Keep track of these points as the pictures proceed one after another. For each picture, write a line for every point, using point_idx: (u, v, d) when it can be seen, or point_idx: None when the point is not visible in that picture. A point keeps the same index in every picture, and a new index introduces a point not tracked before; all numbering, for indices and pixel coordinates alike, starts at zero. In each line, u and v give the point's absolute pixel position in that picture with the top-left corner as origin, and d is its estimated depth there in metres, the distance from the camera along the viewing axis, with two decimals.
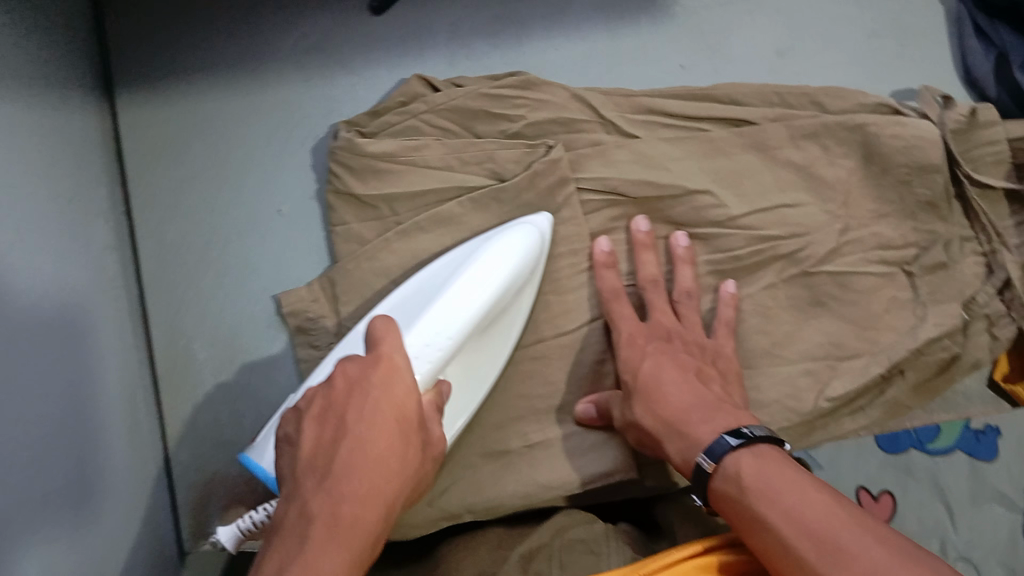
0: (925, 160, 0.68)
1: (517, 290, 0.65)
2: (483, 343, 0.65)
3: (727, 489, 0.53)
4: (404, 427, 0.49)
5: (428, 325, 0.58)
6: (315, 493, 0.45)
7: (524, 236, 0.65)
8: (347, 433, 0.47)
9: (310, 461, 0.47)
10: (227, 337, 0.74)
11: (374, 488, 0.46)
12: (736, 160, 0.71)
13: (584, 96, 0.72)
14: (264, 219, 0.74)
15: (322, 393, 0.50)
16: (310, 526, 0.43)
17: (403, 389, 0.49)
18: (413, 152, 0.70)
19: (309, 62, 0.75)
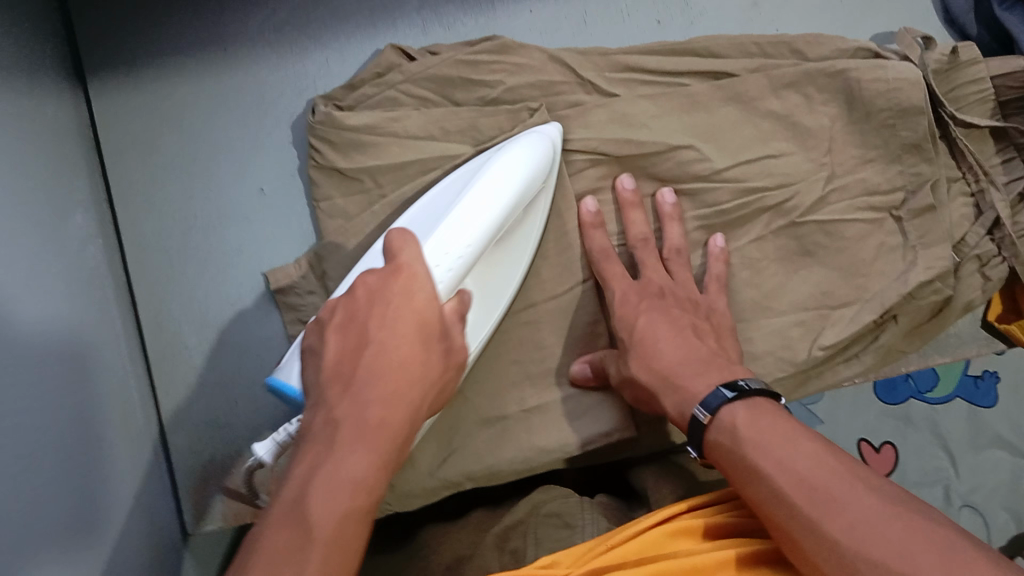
0: (911, 102, 0.67)
1: (529, 203, 0.64)
2: (499, 255, 0.63)
3: (722, 441, 0.52)
4: (426, 335, 0.49)
5: (448, 232, 0.55)
6: (341, 401, 0.45)
7: (532, 146, 0.64)
8: (366, 337, 0.47)
9: (333, 367, 0.47)
10: (221, 321, 0.74)
11: (400, 395, 0.46)
12: (717, 114, 0.70)
13: (561, 57, 0.71)
14: (247, 199, 0.74)
15: (342, 303, 0.50)
16: (337, 427, 0.44)
17: (423, 296, 0.49)
18: (393, 122, 0.70)
19: (281, 39, 0.74)
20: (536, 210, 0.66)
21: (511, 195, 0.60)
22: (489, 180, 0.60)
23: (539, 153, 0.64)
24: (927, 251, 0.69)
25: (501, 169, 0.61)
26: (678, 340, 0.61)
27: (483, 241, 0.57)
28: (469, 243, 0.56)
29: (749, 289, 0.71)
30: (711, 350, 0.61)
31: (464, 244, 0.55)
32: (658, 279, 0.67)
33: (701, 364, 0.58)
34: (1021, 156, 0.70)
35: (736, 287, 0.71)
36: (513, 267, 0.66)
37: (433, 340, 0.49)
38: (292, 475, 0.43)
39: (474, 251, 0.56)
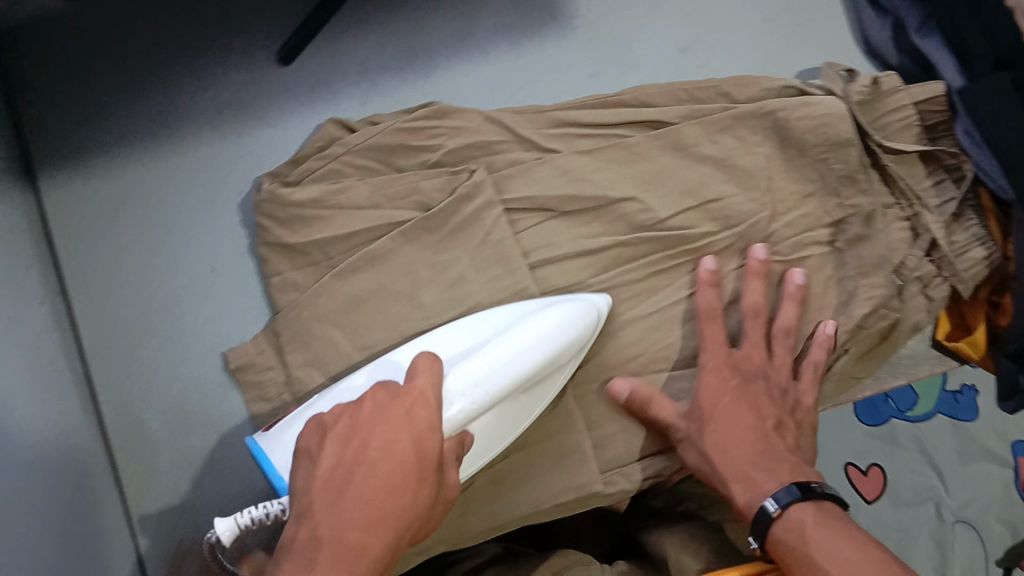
0: (839, 135, 0.68)
1: (557, 364, 0.65)
2: (523, 401, 0.64)
3: (786, 536, 0.55)
4: (421, 468, 0.49)
5: (470, 374, 0.59)
6: (319, 520, 0.47)
7: (574, 316, 0.65)
8: (363, 459, 0.49)
9: (324, 480, 0.49)
10: (181, 403, 0.74)
11: (381, 522, 0.47)
12: (656, 162, 0.72)
13: (497, 118, 0.73)
14: (199, 279, 0.74)
15: (349, 413, 0.52)
16: (318, 548, 0.46)
17: (424, 427, 0.50)
18: (337, 195, 0.71)
19: (223, 121, 0.75)
20: (569, 368, 0.67)
21: (537, 347, 0.62)
22: (516, 335, 0.63)
23: (580, 325, 0.65)
24: (864, 281, 0.70)
25: (534, 326, 0.63)
26: (757, 435, 0.63)
27: (502, 384, 0.60)
28: (492, 384, 0.59)
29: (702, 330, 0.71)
30: (784, 449, 0.63)
31: (487, 381, 0.59)
32: (752, 363, 0.68)
33: (775, 461, 0.61)
34: (952, 178, 0.68)
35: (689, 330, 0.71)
36: (535, 403, 0.65)
37: (425, 475, 0.49)
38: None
39: (494, 398, 0.60)
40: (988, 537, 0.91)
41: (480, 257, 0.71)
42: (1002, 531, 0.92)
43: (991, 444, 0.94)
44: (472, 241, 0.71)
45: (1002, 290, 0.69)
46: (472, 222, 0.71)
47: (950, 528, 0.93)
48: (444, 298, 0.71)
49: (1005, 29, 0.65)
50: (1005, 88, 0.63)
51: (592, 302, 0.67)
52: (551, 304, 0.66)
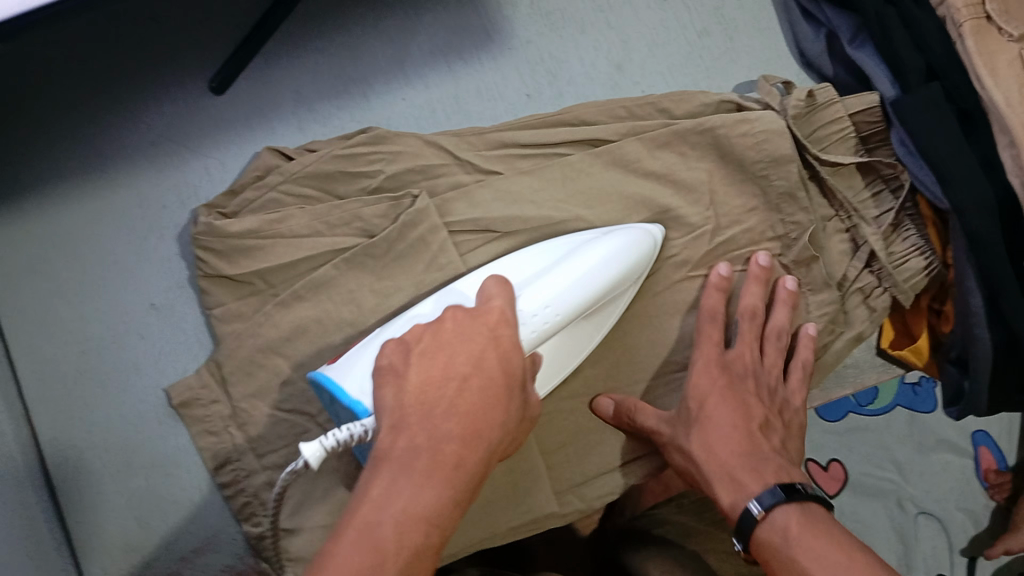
0: (779, 151, 0.69)
1: (619, 288, 0.66)
2: (584, 328, 0.65)
3: (771, 539, 0.55)
4: (509, 386, 0.50)
5: (539, 295, 0.61)
6: (417, 426, 0.46)
7: (634, 242, 0.66)
8: (454, 372, 0.49)
9: (415, 394, 0.48)
10: (125, 439, 0.72)
11: (473, 437, 0.47)
12: (598, 180, 0.71)
13: (437, 141, 0.72)
14: (139, 315, 0.73)
15: (429, 332, 0.52)
16: (418, 457, 0.45)
17: (508, 347, 0.52)
18: (277, 224, 0.70)
19: (159, 153, 0.74)
20: (627, 293, 0.68)
21: (597, 272, 0.63)
22: (575, 261, 0.63)
23: (638, 251, 0.66)
24: (815, 297, 0.71)
25: (600, 249, 0.65)
26: (743, 437, 0.62)
27: (575, 305, 0.62)
28: (567, 303, 0.62)
29: (653, 349, 0.71)
30: (772, 450, 0.62)
31: (562, 301, 0.61)
32: (742, 363, 0.67)
33: (761, 463, 0.60)
34: (889, 187, 0.70)
35: (634, 350, 0.71)
36: (594, 330, 0.66)
37: (510, 393, 0.50)
38: (368, 494, 0.43)
39: (561, 320, 0.61)
40: (952, 526, 0.93)
41: (425, 281, 0.70)
42: (964, 519, 0.94)
43: (948, 434, 0.95)
44: (416, 267, 0.70)
45: (943, 297, 0.71)
46: (417, 247, 0.70)
47: (914, 520, 0.93)
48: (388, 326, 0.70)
49: (935, 41, 0.65)
50: (937, 100, 0.63)
51: (644, 230, 0.68)
52: (611, 231, 0.67)
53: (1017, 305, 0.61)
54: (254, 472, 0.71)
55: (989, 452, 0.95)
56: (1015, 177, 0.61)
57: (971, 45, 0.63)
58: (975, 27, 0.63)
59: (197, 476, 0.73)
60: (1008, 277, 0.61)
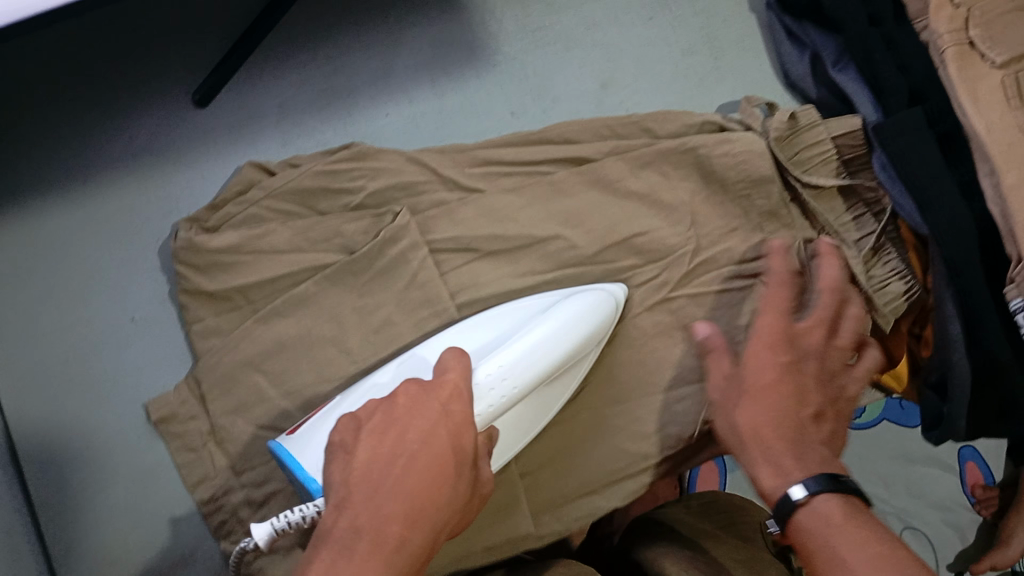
0: (759, 172, 0.69)
1: (579, 356, 0.65)
2: (545, 395, 0.65)
3: None
4: (460, 463, 0.49)
5: (494, 364, 0.60)
6: (359, 507, 0.46)
7: (595, 305, 0.66)
8: (402, 449, 0.48)
9: (362, 472, 0.47)
10: (103, 454, 0.72)
11: (420, 519, 0.46)
12: (580, 199, 0.71)
13: (420, 158, 0.72)
14: (119, 328, 0.73)
15: (383, 407, 0.51)
16: (356, 543, 0.44)
17: (462, 421, 0.50)
18: (258, 239, 0.71)
19: (140, 167, 0.74)
20: (592, 355, 0.67)
21: (556, 343, 0.63)
22: (536, 332, 0.63)
23: (599, 314, 0.66)
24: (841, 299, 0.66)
25: (560, 315, 0.64)
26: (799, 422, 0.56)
27: (532, 374, 0.61)
28: (523, 373, 0.61)
29: (632, 369, 0.71)
30: None
31: (515, 372, 0.61)
32: (812, 341, 0.53)
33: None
34: (871, 211, 0.70)
35: (614, 370, 0.71)
36: (557, 395, 0.66)
37: (460, 468, 0.49)
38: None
39: (518, 393, 0.61)
40: (938, 539, 0.92)
41: (407, 299, 0.70)
42: (951, 533, 0.92)
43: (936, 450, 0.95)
44: (397, 285, 0.70)
45: (923, 320, 0.71)
46: (398, 265, 0.70)
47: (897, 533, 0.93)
48: (369, 342, 0.70)
49: (918, 63, 0.65)
50: (919, 124, 0.63)
51: (608, 291, 0.67)
52: (574, 293, 0.66)
53: (992, 332, 0.62)
54: (232, 489, 0.70)
55: (976, 467, 0.93)
56: (993, 204, 0.61)
57: (954, 70, 0.62)
58: (958, 52, 0.63)
59: (177, 491, 0.72)
60: (984, 304, 0.62)
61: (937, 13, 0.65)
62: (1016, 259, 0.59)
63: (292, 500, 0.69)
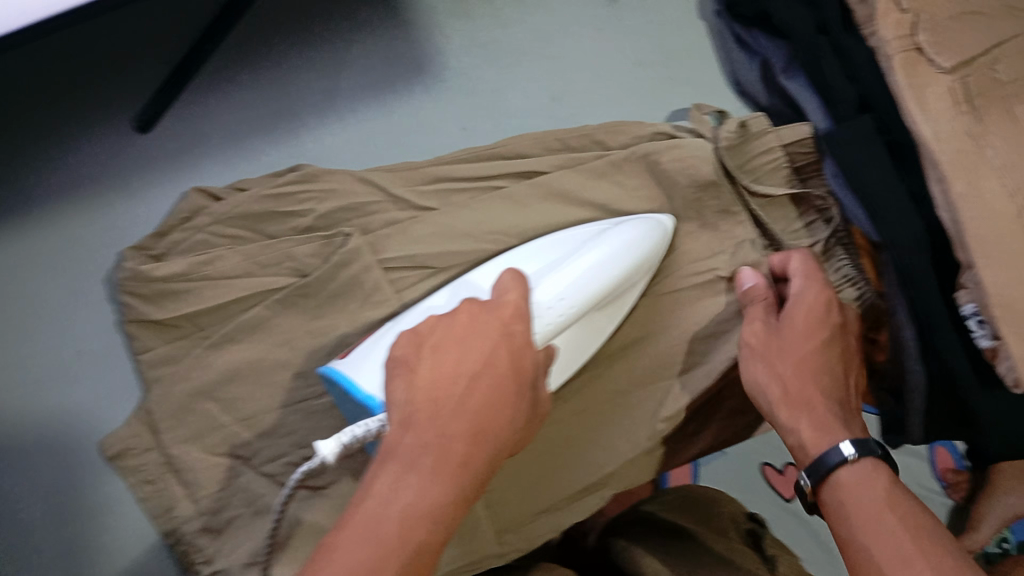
0: (707, 176, 0.68)
1: (629, 284, 0.64)
2: (593, 320, 0.63)
3: (844, 484, 0.51)
4: (519, 383, 0.48)
5: (553, 284, 0.59)
6: (425, 422, 0.44)
7: (645, 231, 0.65)
8: (464, 370, 0.46)
9: (426, 388, 0.46)
10: (56, 491, 0.70)
11: (481, 437, 0.45)
12: (536, 211, 0.69)
13: (369, 177, 0.70)
14: (67, 360, 0.72)
15: (440, 326, 0.49)
16: (423, 454, 0.43)
17: (522, 342, 0.49)
18: (205, 266, 0.68)
19: (82, 196, 0.74)
20: (638, 286, 0.66)
21: (614, 262, 0.62)
22: (596, 252, 0.62)
23: (649, 239, 0.65)
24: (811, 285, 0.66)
25: (614, 239, 0.63)
26: (831, 379, 0.57)
27: (589, 296, 0.60)
28: (581, 293, 0.60)
29: (593, 385, 0.69)
30: (855, 415, 0.56)
31: (574, 295, 0.59)
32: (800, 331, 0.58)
33: (852, 422, 0.55)
34: (823, 218, 0.70)
35: (578, 387, 0.69)
36: (605, 322, 0.65)
37: (520, 388, 0.48)
38: (374, 487, 0.42)
39: (576, 312, 0.60)
40: None
41: (359, 321, 0.68)
42: None
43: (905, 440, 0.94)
44: (354, 302, 0.68)
45: (877, 326, 0.69)
46: (352, 286, 0.68)
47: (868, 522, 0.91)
48: (322, 366, 0.68)
49: (866, 70, 0.65)
50: (868, 134, 0.63)
51: (655, 220, 0.66)
52: (623, 221, 0.65)
53: (948, 340, 0.61)
54: (191, 518, 0.68)
55: (947, 451, 0.93)
56: (943, 212, 0.60)
57: (902, 77, 0.62)
58: (905, 58, 0.62)
59: (135, 527, 0.70)
60: (938, 312, 0.61)
61: (882, 18, 0.63)
62: (968, 265, 0.59)
63: (252, 529, 0.67)
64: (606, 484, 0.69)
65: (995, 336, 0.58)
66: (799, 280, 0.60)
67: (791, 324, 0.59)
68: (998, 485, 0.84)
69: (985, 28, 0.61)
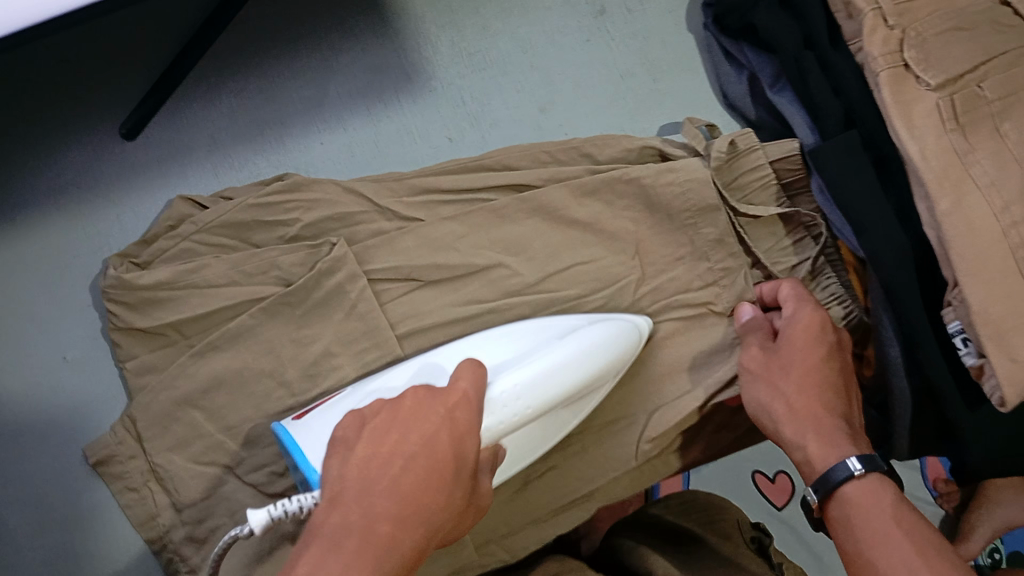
0: (704, 201, 0.68)
1: (590, 389, 0.62)
2: (552, 417, 0.61)
3: (855, 501, 0.51)
4: (457, 472, 0.47)
5: (511, 380, 0.57)
6: (353, 503, 0.44)
7: (617, 335, 0.63)
8: (400, 452, 0.46)
9: (359, 469, 0.46)
10: (39, 496, 0.70)
11: (409, 523, 0.44)
12: (522, 226, 0.69)
13: (356, 188, 0.70)
14: (48, 368, 0.72)
15: (386, 410, 0.49)
16: (345, 537, 0.43)
17: (465, 426, 0.49)
18: (192, 274, 0.68)
19: (68, 203, 0.74)
20: (601, 390, 0.64)
21: (577, 370, 0.60)
22: (560, 355, 0.60)
23: (619, 348, 0.63)
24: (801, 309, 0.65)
25: (579, 340, 0.61)
26: (835, 394, 0.56)
27: (547, 395, 0.58)
28: (536, 392, 0.58)
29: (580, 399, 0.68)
30: (858, 427, 0.56)
31: (530, 392, 0.57)
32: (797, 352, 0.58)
33: (858, 434, 0.54)
34: (810, 235, 0.70)
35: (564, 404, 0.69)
36: (564, 421, 0.62)
37: (456, 481, 0.47)
38: (293, 569, 0.42)
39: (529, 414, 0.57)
40: None
41: (345, 331, 0.67)
42: None
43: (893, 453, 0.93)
44: (338, 314, 0.67)
45: (865, 342, 0.70)
46: (336, 296, 0.67)
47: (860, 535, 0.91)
48: (308, 375, 0.67)
49: (852, 84, 0.66)
50: (855, 147, 0.63)
51: (633, 321, 0.65)
52: (593, 322, 0.64)
53: (931, 357, 0.61)
54: (175, 526, 0.68)
55: (938, 462, 0.93)
56: (930, 229, 0.60)
57: (889, 94, 0.62)
58: (893, 75, 0.62)
59: (119, 531, 0.71)
60: (921, 329, 0.61)
61: (871, 35, 0.63)
62: (954, 282, 0.59)
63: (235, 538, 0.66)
64: (591, 497, 0.70)
65: (981, 354, 0.58)
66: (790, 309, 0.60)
67: (787, 348, 0.58)
68: (989, 498, 0.84)
69: (973, 42, 0.62)
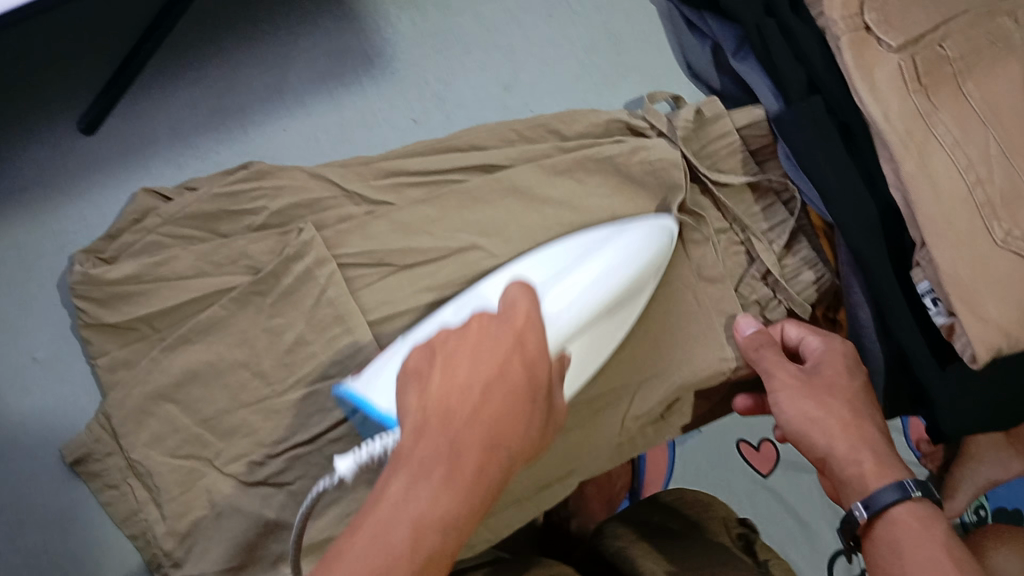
0: (673, 179, 0.69)
1: (633, 293, 0.64)
2: (608, 326, 0.63)
3: (905, 525, 0.52)
4: (532, 393, 0.46)
5: (559, 295, 0.59)
6: (440, 429, 0.42)
7: (648, 235, 0.65)
8: (477, 379, 0.44)
9: (440, 398, 0.43)
10: (15, 499, 0.69)
11: (494, 446, 0.43)
12: (496, 207, 0.68)
13: (323, 173, 0.69)
14: (18, 368, 0.71)
15: (454, 336, 0.47)
16: (436, 465, 0.41)
17: (533, 351, 0.47)
18: (160, 266, 0.67)
19: (31, 198, 0.73)
20: (646, 289, 0.65)
21: (618, 275, 0.62)
22: (597, 266, 0.62)
23: (653, 247, 0.64)
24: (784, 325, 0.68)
25: (614, 250, 0.63)
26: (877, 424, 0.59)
27: (599, 299, 0.60)
28: (584, 305, 0.59)
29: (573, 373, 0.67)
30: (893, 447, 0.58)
31: (583, 300, 0.60)
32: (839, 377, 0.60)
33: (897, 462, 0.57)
34: (780, 201, 0.71)
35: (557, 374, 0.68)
36: (618, 329, 0.64)
37: (532, 400, 0.45)
38: (386, 493, 0.40)
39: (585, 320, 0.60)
40: None
41: (316, 318, 0.66)
42: None
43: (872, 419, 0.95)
44: (307, 302, 0.66)
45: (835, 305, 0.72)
46: (305, 281, 0.66)
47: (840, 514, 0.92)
48: (283, 364, 0.66)
49: (813, 52, 0.65)
50: (819, 116, 0.63)
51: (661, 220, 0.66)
52: (627, 224, 0.65)
53: (900, 321, 0.62)
54: (157, 521, 0.67)
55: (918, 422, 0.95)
56: (895, 189, 0.60)
57: (851, 58, 0.61)
58: (854, 39, 0.61)
59: (102, 530, 0.70)
60: (893, 297, 0.62)
61: None
62: (920, 243, 0.59)
63: (219, 531, 0.65)
64: (572, 473, 0.69)
65: (950, 313, 0.58)
66: (819, 338, 0.63)
67: (827, 371, 0.60)
68: (972, 456, 0.84)
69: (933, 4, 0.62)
